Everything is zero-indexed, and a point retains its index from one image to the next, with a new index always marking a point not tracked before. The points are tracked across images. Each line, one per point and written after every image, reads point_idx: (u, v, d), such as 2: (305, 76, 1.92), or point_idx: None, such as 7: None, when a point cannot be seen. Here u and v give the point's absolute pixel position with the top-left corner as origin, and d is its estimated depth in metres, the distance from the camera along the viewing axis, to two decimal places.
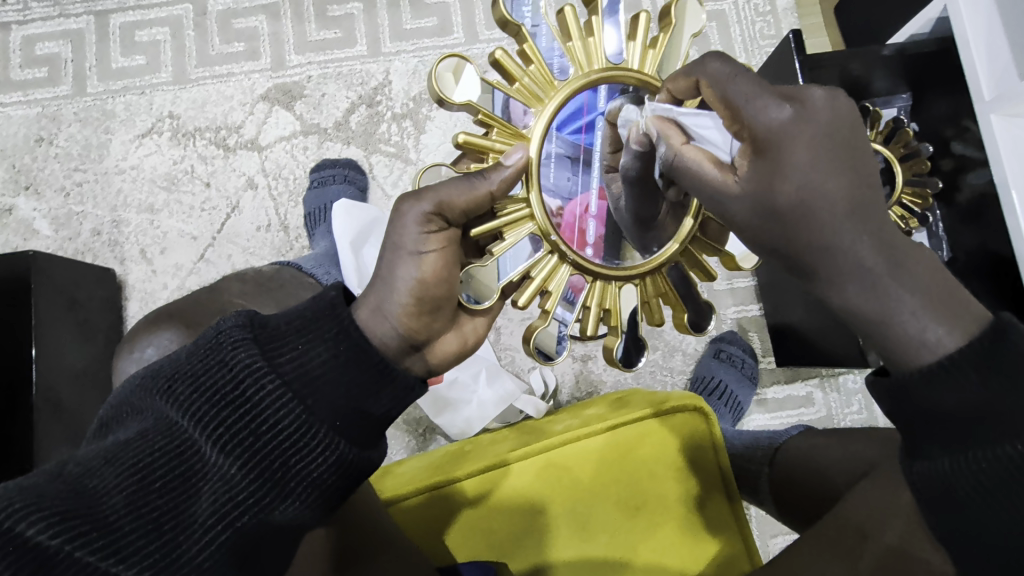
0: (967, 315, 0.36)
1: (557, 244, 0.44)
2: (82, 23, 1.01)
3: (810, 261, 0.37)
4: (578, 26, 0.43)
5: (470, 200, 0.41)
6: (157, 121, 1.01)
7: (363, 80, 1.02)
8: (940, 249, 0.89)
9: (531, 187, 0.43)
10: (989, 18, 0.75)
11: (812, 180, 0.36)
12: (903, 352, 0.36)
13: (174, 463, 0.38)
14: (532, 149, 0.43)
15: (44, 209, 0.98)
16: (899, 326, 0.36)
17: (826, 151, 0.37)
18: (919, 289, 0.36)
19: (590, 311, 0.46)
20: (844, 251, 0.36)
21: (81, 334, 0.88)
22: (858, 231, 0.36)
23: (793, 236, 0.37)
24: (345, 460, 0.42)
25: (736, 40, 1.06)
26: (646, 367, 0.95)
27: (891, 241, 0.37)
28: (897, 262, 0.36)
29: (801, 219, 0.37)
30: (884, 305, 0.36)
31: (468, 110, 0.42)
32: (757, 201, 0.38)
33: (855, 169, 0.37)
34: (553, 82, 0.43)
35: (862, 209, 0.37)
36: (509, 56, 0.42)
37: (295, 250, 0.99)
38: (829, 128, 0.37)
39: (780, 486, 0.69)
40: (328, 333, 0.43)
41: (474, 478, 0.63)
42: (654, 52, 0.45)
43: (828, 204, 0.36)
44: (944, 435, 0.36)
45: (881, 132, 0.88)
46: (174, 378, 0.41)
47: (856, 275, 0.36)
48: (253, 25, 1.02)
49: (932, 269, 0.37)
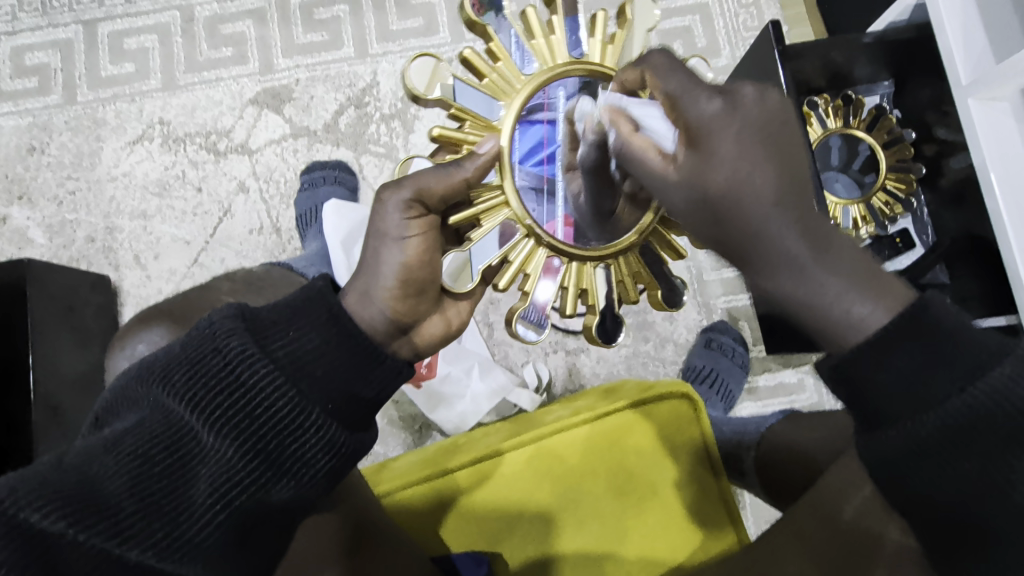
0: (892, 295, 0.37)
1: (531, 228, 0.46)
2: (71, 33, 1.02)
3: (744, 246, 0.38)
4: (540, 25, 0.45)
5: (447, 186, 0.44)
6: (147, 127, 1.02)
7: (351, 81, 1.03)
8: (925, 232, 0.92)
9: (505, 173, 0.45)
10: (965, 3, 0.76)
11: (739, 172, 0.38)
12: (834, 331, 0.37)
13: (172, 449, 0.39)
14: (504, 139, 0.44)
15: (38, 218, 0.99)
16: (826, 306, 0.37)
17: (753, 141, 0.38)
18: (843, 274, 0.37)
19: (568, 292, 0.47)
20: (773, 237, 0.37)
21: (78, 340, 0.89)
22: (787, 218, 0.37)
23: (725, 224, 0.38)
24: (340, 442, 0.43)
25: (718, 33, 1.07)
26: (638, 358, 0.96)
27: (815, 227, 0.38)
28: (820, 245, 0.37)
29: (732, 207, 0.38)
30: (813, 289, 0.37)
31: (442, 105, 0.45)
32: (690, 196, 0.39)
33: (783, 158, 0.38)
34: (521, 76, 0.45)
35: (792, 197, 0.38)
36: (477, 54, 0.45)
37: (288, 252, 1.00)
38: (758, 123, 0.38)
39: (767, 468, 0.69)
40: (318, 319, 0.44)
41: (467, 468, 0.64)
42: (614, 47, 0.47)
43: (754, 196, 0.37)
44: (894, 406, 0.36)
45: (864, 119, 0.91)
46: (170, 366, 0.41)
47: (781, 258, 0.37)
48: (240, 30, 1.03)
49: (852, 254, 0.38)
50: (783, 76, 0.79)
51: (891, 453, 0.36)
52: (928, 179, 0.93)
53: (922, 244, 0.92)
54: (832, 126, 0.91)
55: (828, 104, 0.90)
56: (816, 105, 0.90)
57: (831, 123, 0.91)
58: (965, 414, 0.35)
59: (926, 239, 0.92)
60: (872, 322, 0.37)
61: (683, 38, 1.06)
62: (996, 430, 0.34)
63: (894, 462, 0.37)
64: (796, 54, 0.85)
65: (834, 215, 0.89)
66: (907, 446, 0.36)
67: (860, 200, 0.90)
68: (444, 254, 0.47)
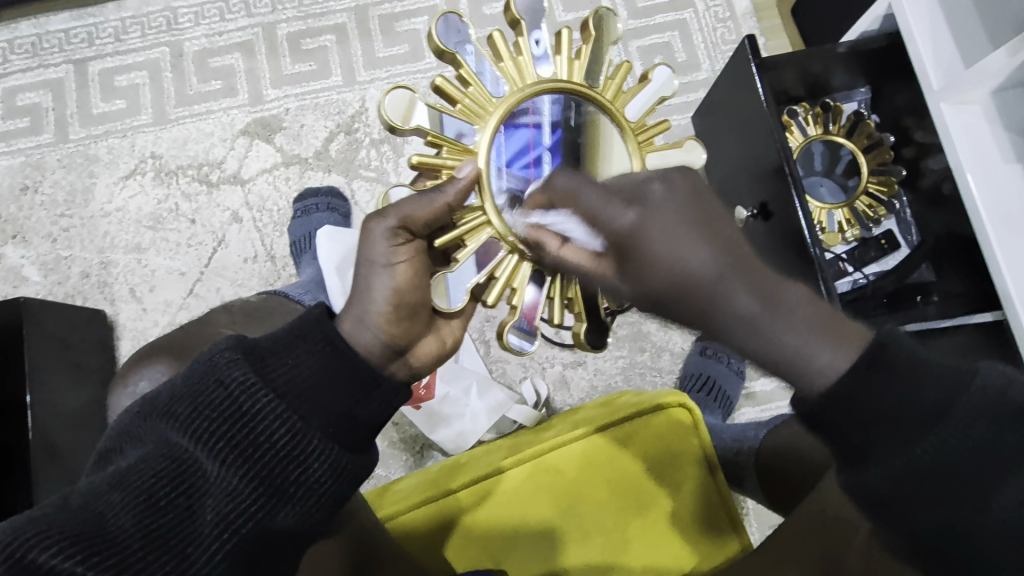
0: (849, 334, 0.39)
1: (515, 244, 0.47)
2: (62, 73, 1.04)
3: (701, 322, 0.40)
4: (507, 47, 0.48)
5: (430, 212, 0.45)
6: (140, 162, 1.03)
7: (341, 108, 1.05)
8: (908, 234, 0.94)
9: (485, 197, 0.47)
10: (932, 13, 0.78)
11: (676, 256, 0.39)
12: (797, 369, 0.39)
13: (177, 481, 0.39)
14: (481, 162, 0.46)
15: (32, 256, 0.99)
16: (793, 363, 0.39)
17: (683, 225, 0.40)
18: (798, 325, 0.39)
19: (554, 302, 0.49)
20: (724, 305, 0.39)
21: (75, 377, 0.89)
22: (735, 282, 0.39)
23: (678, 309, 0.41)
24: (342, 464, 0.43)
25: (697, 47, 1.09)
26: (635, 369, 0.97)
27: (766, 286, 0.39)
28: (773, 302, 0.39)
29: (680, 296, 0.40)
30: (772, 346, 0.39)
31: (419, 133, 0.47)
32: (639, 289, 0.41)
33: (712, 232, 0.40)
34: (493, 100, 0.47)
35: (732, 267, 0.39)
36: (449, 81, 0.46)
37: (283, 278, 1.01)
38: (677, 213, 0.40)
39: (765, 474, 0.70)
40: (315, 346, 0.44)
41: (468, 488, 0.64)
42: (579, 63, 0.49)
43: (698, 285, 0.39)
44: (880, 420, 0.37)
45: (843, 127, 0.94)
46: (172, 399, 0.42)
47: (737, 327, 0.39)
48: (229, 63, 1.05)
49: (807, 299, 0.40)
50: (761, 89, 0.81)
51: (875, 490, 0.37)
52: (909, 180, 0.95)
53: (906, 244, 0.94)
54: (812, 134, 0.94)
55: (807, 113, 0.93)
56: (796, 114, 0.93)
57: (811, 130, 0.94)
58: (937, 445, 0.35)
59: (910, 238, 0.94)
60: (832, 369, 0.38)
61: (663, 53, 1.09)
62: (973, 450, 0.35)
63: (879, 489, 0.37)
64: (773, 66, 0.87)
65: (819, 220, 0.91)
66: (894, 471, 0.36)
67: (844, 204, 0.93)
68: (432, 276, 0.48)
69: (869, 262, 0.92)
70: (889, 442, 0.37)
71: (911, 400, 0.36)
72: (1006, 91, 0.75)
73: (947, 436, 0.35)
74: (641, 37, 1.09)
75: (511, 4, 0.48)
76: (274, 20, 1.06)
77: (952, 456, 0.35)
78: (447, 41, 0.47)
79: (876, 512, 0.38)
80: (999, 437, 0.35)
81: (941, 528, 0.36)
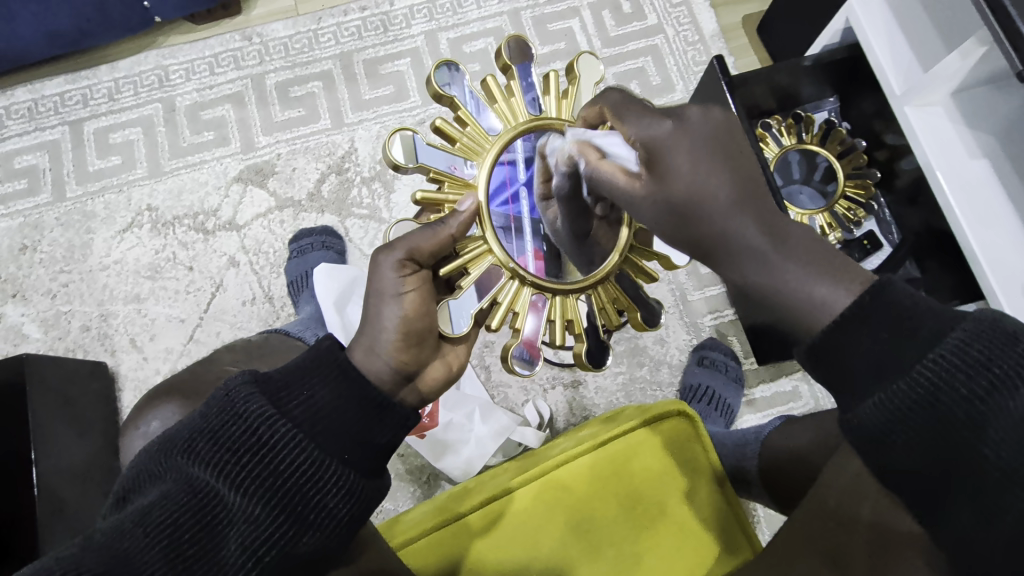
0: (853, 275, 0.40)
1: (515, 269, 0.50)
2: (58, 134, 1.07)
3: (709, 247, 0.42)
4: (501, 91, 0.51)
5: (435, 243, 0.47)
6: (136, 215, 1.05)
7: (331, 150, 1.08)
8: (890, 232, 0.95)
9: (485, 227, 0.49)
10: (887, 23, 0.83)
11: (697, 178, 0.41)
12: (803, 315, 0.40)
13: (200, 514, 0.39)
14: (481, 196, 0.49)
15: (32, 313, 1.00)
16: (789, 291, 0.40)
17: (708, 152, 0.42)
18: (799, 261, 0.41)
19: (555, 324, 0.51)
20: (734, 234, 0.41)
21: (79, 430, 0.89)
22: (746, 215, 0.41)
23: (695, 231, 0.42)
24: (358, 489, 0.44)
25: (670, 71, 1.14)
26: (635, 384, 0.98)
27: (775, 222, 0.41)
28: (779, 238, 0.41)
29: (698, 211, 0.41)
30: (777, 277, 0.40)
31: (421, 171, 0.49)
32: (660, 206, 0.43)
33: (734, 165, 0.42)
34: (489, 137, 0.50)
35: (747, 196, 0.41)
36: (448, 123, 0.50)
37: (283, 318, 1.02)
38: (710, 136, 0.42)
39: (770, 476, 0.71)
40: (329, 376, 0.46)
41: (478, 510, 0.65)
42: (567, 101, 0.52)
43: (715, 198, 0.41)
44: (866, 346, 0.38)
45: (816, 136, 0.98)
46: (192, 436, 0.42)
47: (740, 258, 0.41)
48: (220, 114, 1.09)
49: (810, 242, 0.41)
50: (733, 105, 0.84)
51: (869, 428, 0.38)
52: (884, 182, 0.99)
53: (888, 244, 0.94)
54: (787, 144, 0.97)
55: (780, 124, 0.98)
56: (769, 126, 0.98)
57: (786, 141, 0.98)
58: (923, 374, 0.36)
59: (892, 237, 0.94)
60: (832, 303, 0.40)
61: (638, 78, 1.13)
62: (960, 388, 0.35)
63: (878, 431, 0.38)
64: (743, 83, 0.91)
65: (800, 225, 0.95)
66: (882, 411, 0.37)
67: (823, 209, 0.96)
68: (439, 303, 0.50)
69: None
70: (879, 369, 0.38)
71: (904, 326, 0.38)
72: (964, 90, 0.79)
73: (935, 369, 0.36)
74: (616, 65, 1.14)
75: (502, 52, 0.51)
76: (262, 71, 1.11)
77: (936, 398, 0.36)
78: (445, 85, 0.50)
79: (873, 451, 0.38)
80: (988, 373, 0.35)
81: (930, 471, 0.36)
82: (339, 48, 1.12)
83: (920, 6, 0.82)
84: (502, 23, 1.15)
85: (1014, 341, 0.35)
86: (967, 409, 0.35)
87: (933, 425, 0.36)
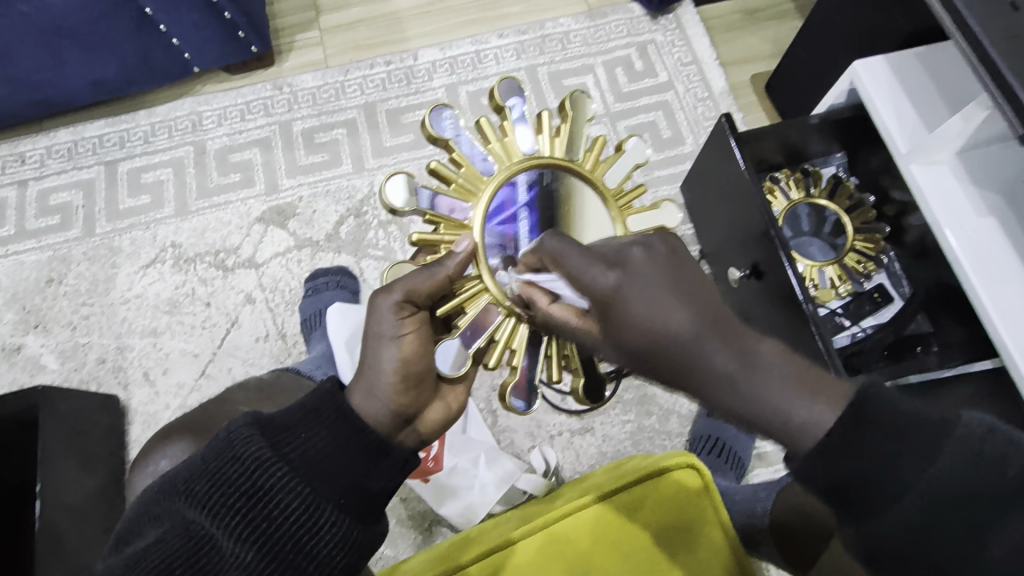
0: (833, 390, 0.39)
1: (512, 307, 0.51)
2: (93, 173, 1.12)
3: (677, 378, 0.40)
4: (494, 131, 0.54)
5: (431, 284, 0.49)
6: (160, 251, 1.09)
7: (350, 194, 1.12)
8: (900, 285, 0.96)
9: (481, 267, 0.51)
10: (890, 85, 0.85)
11: (651, 318, 0.39)
12: (791, 438, 0.38)
13: (195, 558, 0.40)
14: (476, 235, 0.51)
15: (51, 344, 1.03)
16: (770, 414, 0.38)
17: (660, 290, 0.40)
18: (778, 382, 0.38)
19: (552, 359, 0.52)
20: (701, 365, 0.38)
21: (85, 463, 0.89)
22: (710, 345, 0.38)
23: (662, 367, 0.40)
24: (353, 536, 0.43)
25: (680, 124, 1.18)
26: (644, 433, 0.97)
27: (746, 347, 0.39)
28: (751, 362, 0.38)
29: (660, 353, 0.39)
30: (751, 403, 0.38)
31: (418, 214, 0.52)
32: (619, 348, 0.42)
33: (692, 297, 0.40)
34: (483, 178, 0.52)
35: (710, 324, 0.39)
36: (443, 165, 0.52)
37: (294, 356, 1.03)
38: (654, 279, 0.40)
39: (782, 536, 0.69)
40: (328, 419, 0.46)
41: (479, 562, 0.63)
42: (559, 140, 0.55)
43: (675, 341, 0.39)
44: (857, 462, 0.37)
45: (824, 189, 1.00)
46: (191, 477, 0.43)
47: (717, 385, 0.38)
48: (248, 157, 1.14)
49: (784, 355, 0.39)
50: (741, 160, 0.87)
51: (879, 541, 0.38)
52: (894, 236, 0.99)
53: (898, 296, 0.95)
54: (795, 197, 0.99)
55: (789, 178, 1.00)
56: (778, 180, 1.00)
57: (794, 195, 1.00)
58: (924, 488, 0.37)
59: (902, 291, 0.96)
60: (821, 422, 0.38)
61: (649, 131, 1.17)
62: (956, 506, 0.36)
63: (887, 545, 0.38)
64: (750, 139, 0.94)
65: (811, 277, 0.95)
66: (896, 529, 0.37)
67: (833, 261, 0.96)
68: (437, 344, 0.51)
69: (864, 315, 0.94)
70: (888, 487, 0.37)
71: (900, 449, 0.37)
72: (966, 151, 0.81)
73: (936, 479, 0.36)
74: (627, 118, 1.18)
75: (495, 94, 0.54)
76: (290, 118, 1.16)
77: (941, 510, 0.37)
78: (440, 129, 0.53)
79: (879, 560, 0.39)
80: (984, 482, 0.36)
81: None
82: (364, 98, 1.18)
83: (924, 73, 0.86)
84: (519, 77, 1.20)
85: (1003, 455, 0.36)
86: (967, 514, 0.36)
87: (941, 533, 0.37)
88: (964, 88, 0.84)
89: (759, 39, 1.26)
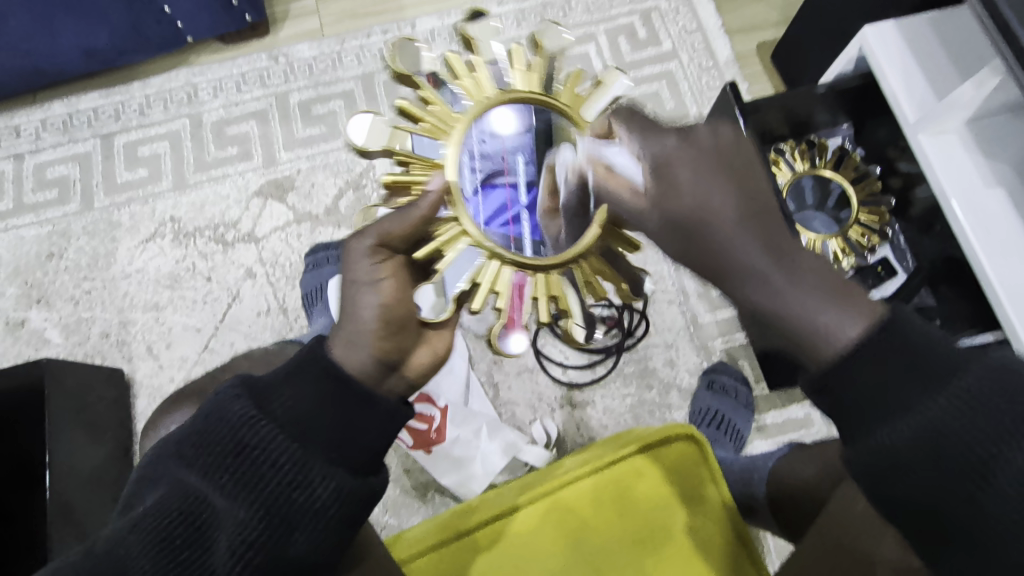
0: (854, 300, 0.42)
1: (492, 249, 0.49)
2: (89, 146, 1.11)
3: (715, 265, 0.43)
4: (463, 66, 0.51)
5: (406, 227, 0.48)
6: (159, 226, 1.08)
7: (349, 167, 1.11)
8: (904, 259, 0.92)
9: (456, 207, 0.49)
10: (901, 53, 0.83)
11: (699, 196, 0.43)
12: (814, 343, 0.41)
13: (189, 520, 0.42)
14: (449, 176, 0.49)
15: (55, 318, 1.03)
16: (794, 315, 0.42)
17: (710, 173, 0.44)
18: (808, 286, 0.42)
19: (540, 303, 0.51)
20: (734, 250, 0.42)
21: (93, 435, 0.90)
22: (751, 230, 0.42)
23: (698, 246, 0.44)
24: (345, 489, 0.44)
25: (684, 95, 1.16)
26: (645, 405, 0.97)
27: (777, 242, 0.43)
28: (784, 257, 0.42)
29: (699, 224, 0.43)
30: (775, 299, 0.42)
31: (387, 154, 0.51)
32: (663, 215, 0.45)
33: (742, 184, 0.44)
34: (453, 116, 0.50)
35: (752, 214, 0.43)
36: (410, 104, 0.51)
37: (295, 330, 1.04)
38: (712, 153, 0.44)
39: (779, 505, 0.70)
40: (314, 374, 0.46)
41: (485, 527, 0.64)
42: (532, 72, 0.52)
43: (718, 217, 0.43)
44: (876, 374, 0.40)
45: (829, 162, 0.98)
46: (182, 441, 0.45)
47: (748, 276, 0.42)
48: (244, 130, 1.12)
49: (814, 266, 0.43)
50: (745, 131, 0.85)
51: (875, 458, 0.40)
52: (899, 210, 0.98)
53: (902, 270, 0.92)
54: (800, 169, 0.98)
55: (794, 150, 0.98)
56: (783, 151, 0.98)
57: (799, 167, 0.99)
58: (928, 413, 0.39)
59: (905, 264, 0.92)
60: (839, 331, 0.41)
61: (653, 102, 1.15)
62: (961, 444, 0.38)
63: (879, 466, 0.40)
64: (755, 108, 0.92)
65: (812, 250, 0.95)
66: (884, 454, 0.40)
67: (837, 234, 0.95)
68: (416, 288, 0.50)
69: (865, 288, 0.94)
70: (900, 397, 0.40)
71: (918, 373, 0.40)
72: (975, 122, 0.79)
73: (943, 409, 0.39)
74: None
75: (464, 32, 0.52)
76: (287, 89, 1.14)
77: (937, 441, 0.38)
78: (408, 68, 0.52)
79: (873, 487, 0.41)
80: (997, 418, 0.38)
81: (931, 505, 0.39)
82: (361, 68, 1.15)
83: (935, 40, 0.83)
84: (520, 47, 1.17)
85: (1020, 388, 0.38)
86: (974, 458, 0.38)
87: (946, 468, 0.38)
88: (975, 58, 0.82)
89: (767, 6, 1.23)
